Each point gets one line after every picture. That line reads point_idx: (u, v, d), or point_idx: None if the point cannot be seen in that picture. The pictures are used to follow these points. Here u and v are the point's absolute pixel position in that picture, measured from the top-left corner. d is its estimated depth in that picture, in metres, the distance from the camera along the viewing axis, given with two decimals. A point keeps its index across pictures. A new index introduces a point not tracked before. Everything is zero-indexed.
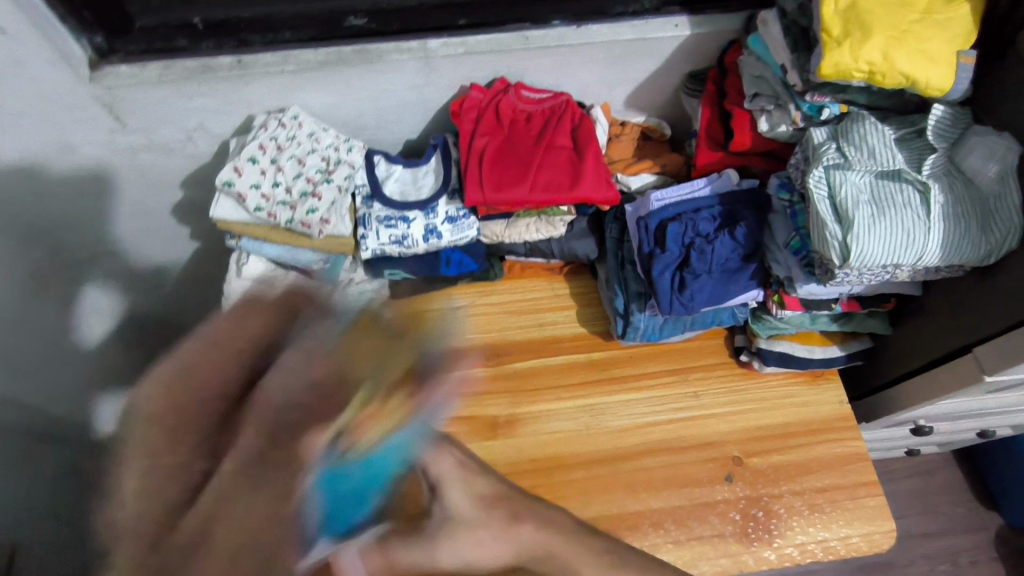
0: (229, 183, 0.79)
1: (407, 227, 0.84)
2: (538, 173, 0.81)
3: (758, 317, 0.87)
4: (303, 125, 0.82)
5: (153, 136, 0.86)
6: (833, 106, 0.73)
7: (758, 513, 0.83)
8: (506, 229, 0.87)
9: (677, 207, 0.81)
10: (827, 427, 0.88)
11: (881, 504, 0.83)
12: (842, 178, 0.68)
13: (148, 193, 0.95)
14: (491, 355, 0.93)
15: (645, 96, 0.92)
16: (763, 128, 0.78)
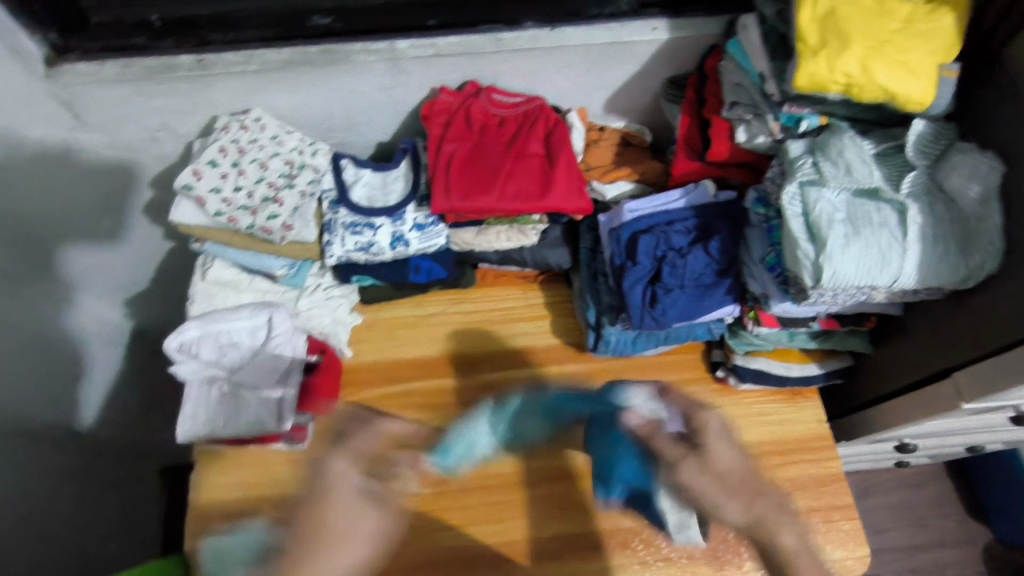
0: (187, 186, 0.77)
1: (373, 234, 0.82)
2: (507, 181, 0.78)
3: (734, 332, 0.84)
4: (266, 127, 0.81)
5: (116, 135, 0.83)
6: (812, 118, 0.69)
7: (729, 534, 0.81)
8: (476, 237, 0.84)
9: (651, 219, 0.79)
10: (803, 447, 0.86)
11: (855, 528, 0.81)
12: (817, 195, 0.65)
13: (115, 193, 0.92)
14: (462, 365, 0.91)
15: (624, 101, 0.89)
16: (741, 139, 0.75)
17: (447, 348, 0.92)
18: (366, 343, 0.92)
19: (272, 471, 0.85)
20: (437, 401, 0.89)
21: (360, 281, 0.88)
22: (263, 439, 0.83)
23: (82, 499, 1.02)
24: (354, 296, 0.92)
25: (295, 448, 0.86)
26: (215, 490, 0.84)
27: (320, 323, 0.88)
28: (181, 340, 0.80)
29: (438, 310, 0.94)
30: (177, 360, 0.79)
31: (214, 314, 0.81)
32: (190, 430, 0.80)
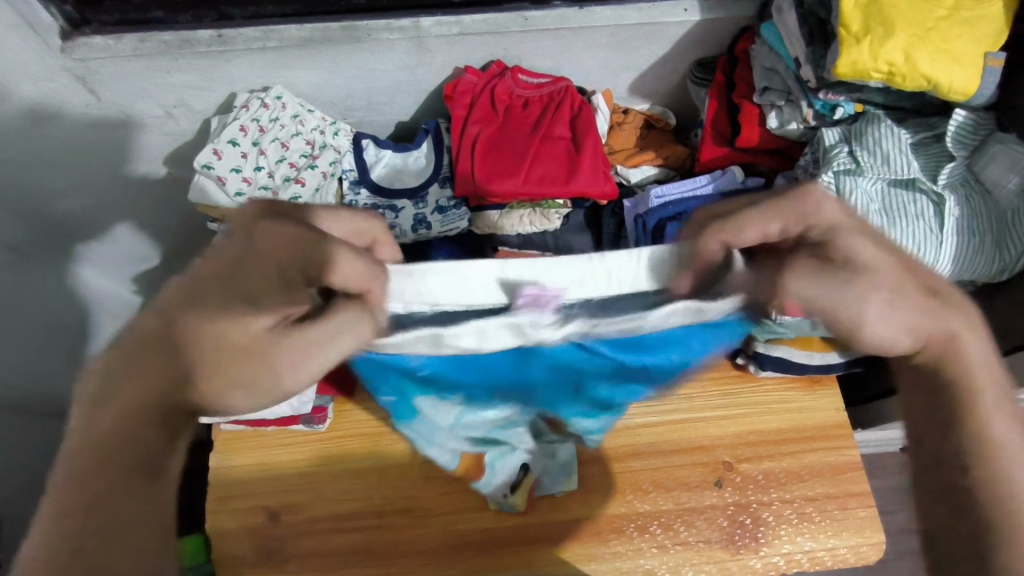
0: (208, 166, 0.74)
1: (395, 217, 0.82)
2: (533, 165, 0.77)
3: (759, 320, 0.83)
4: (286, 106, 0.78)
5: (131, 111, 0.81)
6: (848, 106, 0.68)
7: (746, 520, 0.81)
8: (500, 220, 0.80)
9: (678, 205, 0.78)
10: (821, 434, 0.86)
11: (872, 515, 0.82)
12: (852, 184, 0.64)
13: (128, 170, 0.91)
14: None
15: (650, 83, 0.87)
16: (772, 125, 0.74)
17: None
18: None
19: (290, 453, 0.84)
20: None
21: None
22: (283, 420, 0.84)
23: None
24: None
25: (314, 430, 0.85)
26: (236, 470, 0.83)
27: None
28: None
29: None
30: None
31: None
32: None
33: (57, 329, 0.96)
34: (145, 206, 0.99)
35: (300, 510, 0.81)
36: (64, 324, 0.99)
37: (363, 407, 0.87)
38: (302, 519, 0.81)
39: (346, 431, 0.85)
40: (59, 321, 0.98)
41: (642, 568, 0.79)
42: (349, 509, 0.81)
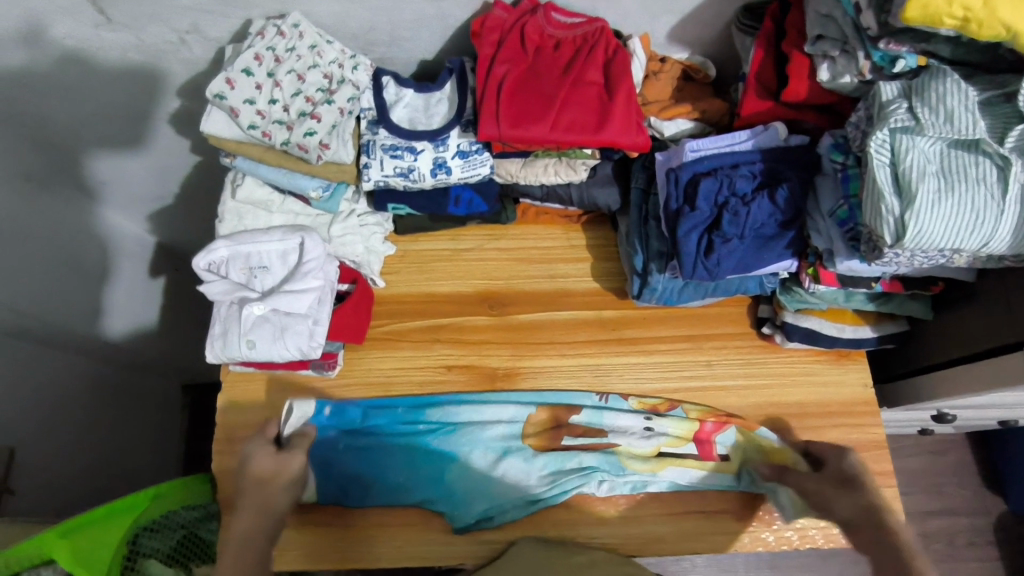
0: (220, 95, 0.70)
1: (413, 159, 0.77)
2: (562, 110, 0.72)
3: (787, 289, 0.80)
4: (304, 35, 0.73)
5: (144, 36, 0.79)
6: (910, 59, 0.62)
7: (761, 492, 0.79)
8: (522, 169, 0.79)
9: (715, 160, 0.73)
10: (846, 410, 0.83)
11: (891, 495, 0.79)
12: (909, 144, 0.59)
13: (143, 98, 0.89)
14: (496, 304, 0.87)
15: (692, 28, 0.81)
16: (823, 78, 0.68)
17: (485, 283, 0.88)
18: (400, 276, 0.89)
19: (297, 397, 0.83)
20: (467, 338, 0.86)
21: (396, 211, 0.84)
22: (292, 364, 0.81)
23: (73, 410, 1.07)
24: (389, 225, 0.88)
25: (325, 377, 0.83)
26: (244, 412, 0.82)
27: (353, 250, 0.84)
28: (209, 260, 0.80)
29: (475, 245, 0.90)
30: (208, 280, 0.80)
31: (246, 234, 0.80)
32: (219, 351, 0.77)
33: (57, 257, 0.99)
34: (160, 138, 0.97)
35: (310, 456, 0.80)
36: (62, 256, 1.00)
37: (374, 357, 0.85)
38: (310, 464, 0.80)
39: (358, 379, 0.84)
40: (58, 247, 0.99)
41: (651, 534, 0.77)
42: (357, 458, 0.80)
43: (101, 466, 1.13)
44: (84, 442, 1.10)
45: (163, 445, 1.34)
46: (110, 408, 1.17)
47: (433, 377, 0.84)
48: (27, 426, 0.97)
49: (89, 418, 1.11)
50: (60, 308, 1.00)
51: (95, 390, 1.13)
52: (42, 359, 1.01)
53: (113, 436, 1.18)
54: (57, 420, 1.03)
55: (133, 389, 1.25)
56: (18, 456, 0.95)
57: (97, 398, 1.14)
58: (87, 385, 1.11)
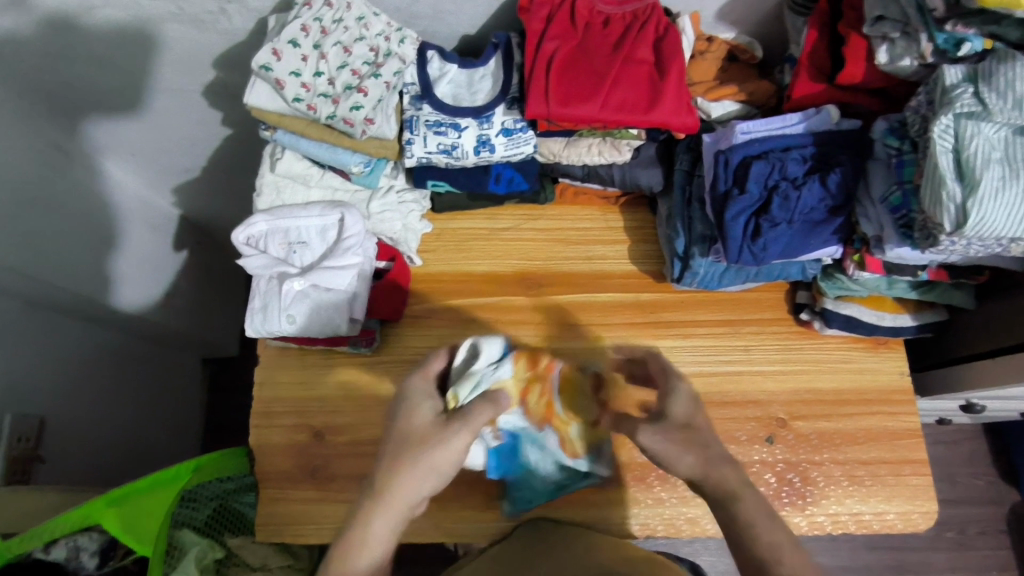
0: (266, 66, 0.69)
1: (457, 136, 0.76)
2: (613, 88, 0.71)
3: (829, 275, 0.79)
4: (351, 7, 0.72)
5: (184, 5, 0.77)
6: (976, 42, 0.61)
7: (794, 477, 0.79)
8: (565, 148, 0.78)
9: (765, 143, 0.72)
10: (881, 398, 0.83)
11: (924, 484, 0.80)
12: (974, 130, 0.58)
13: (179, 68, 0.88)
14: (532, 284, 0.87)
15: (742, 7, 0.79)
16: (881, 61, 0.67)
17: (520, 263, 0.88)
18: (436, 254, 0.88)
19: (334, 373, 0.83)
20: (503, 318, 0.85)
21: (435, 187, 0.83)
22: (330, 340, 0.81)
23: (97, 381, 1.08)
24: (426, 203, 0.87)
25: (361, 354, 0.83)
26: (281, 388, 0.82)
27: (391, 227, 0.84)
28: (249, 233, 0.80)
29: (512, 225, 0.89)
30: (247, 253, 0.79)
31: (286, 209, 0.80)
32: (259, 325, 0.77)
33: (84, 228, 0.99)
34: (193, 109, 0.97)
35: (347, 432, 0.80)
36: (90, 228, 1.00)
37: (411, 334, 0.85)
38: (346, 441, 0.80)
39: (393, 355, 0.84)
40: (84, 217, 0.99)
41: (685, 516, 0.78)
42: None
43: (125, 437, 1.15)
44: (109, 413, 1.11)
45: (185, 417, 1.35)
46: (133, 380, 1.18)
47: None
48: (55, 397, 0.98)
49: (115, 390, 1.12)
50: (91, 282, 0.99)
51: (120, 362, 1.14)
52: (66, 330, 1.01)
53: (137, 407, 1.19)
54: (81, 392, 1.04)
55: (156, 361, 1.25)
56: (48, 425, 0.97)
57: (121, 370, 1.14)
58: (112, 357, 1.12)
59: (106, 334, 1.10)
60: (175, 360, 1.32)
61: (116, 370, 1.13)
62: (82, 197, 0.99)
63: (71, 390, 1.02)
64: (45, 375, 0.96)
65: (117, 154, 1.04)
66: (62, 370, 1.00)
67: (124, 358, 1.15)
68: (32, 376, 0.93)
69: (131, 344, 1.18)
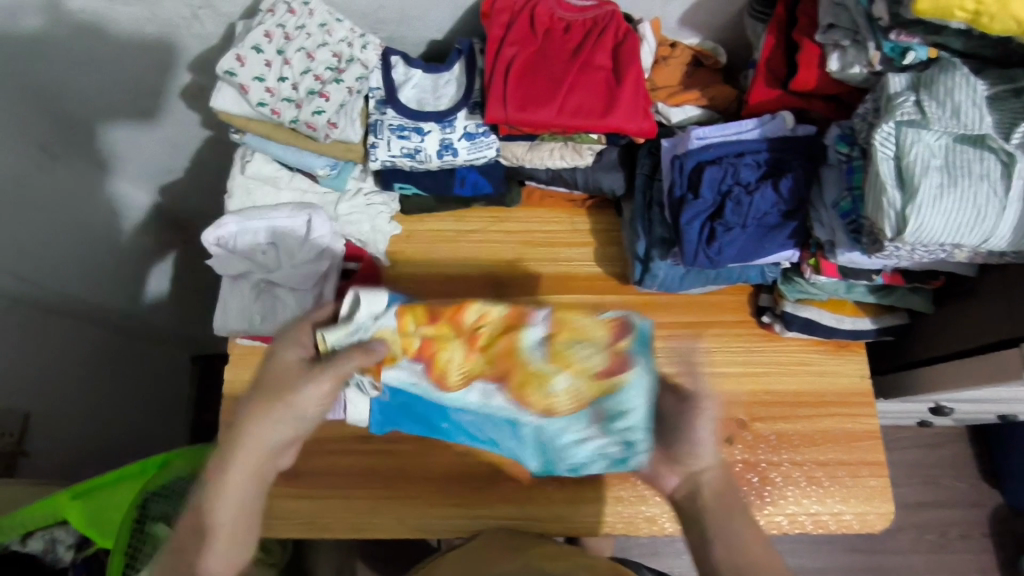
0: (230, 72, 0.71)
1: (420, 140, 0.77)
2: (569, 94, 0.72)
3: (789, 279, 0.80)
4: (314, 13, 0.74)
5: (156, 10, 0.79)
6: (920, 51, 0.62)
7: (753, 478, 0.80)
8: (528, 152, 0.79)
9: (719, 148, 0.73)
10: (841, 400, 0.83)
11: (882, 485, 0.80)
12: (915, 138, 0.59)
13: (155, 70, 0.90)
14: (499, 285, 0.88)
15: (703, 14, 0.80)
16: (833, 68, 0.68)
17: (487, 265, 0.89)
18: (405, 255, 0.90)
19: None
20: None
21: (402, 190, 0.85)
22: None
23: (83, 376, 1.10)
24: (395, 206, 0.88)
25: None
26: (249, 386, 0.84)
27: (358, 229, 0.85)
28: (219, 234, 0.80)
29: (480, 227, 0.91)
30: (216, 255, 0.81)
31: (256, 210, 0.81)
32: (227, 325, 0.79)
33: (68, 226, 1.01)
34: (172, 111, 0.99)
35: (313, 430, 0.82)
36: (75, 226, 1.02)
37: None
38: (314, 438, 0.82)
39: None
40: (68, 216, 1.01)
41: (644, 514, 0.79)
42: (360, 431, 0.82)
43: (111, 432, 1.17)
44: (95, 408, 1.13)
45: (171, 413, 1.37)
46: (119, 375, 1.20)
47: None
48: (40, 391, 1.00)
49: (100, 384, 1.14)
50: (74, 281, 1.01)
51: (106, 358, 1.16)
52: (53, 325, 1.03)
53: (123, 403, 1.21)
54: (66, 386, 1.06)
55: (142, 357, 1.28)
56: (33, 419, 0.99)
57: (107, 365, 1.16)
58: (99, 354, 1.14)
59: (92, 330, 1.12)
60: (161, 357, 1.34)
61: (102, 365, 1.15)
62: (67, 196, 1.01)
63: (56, 384, 1.04)
64: (30, 369, 0.98)
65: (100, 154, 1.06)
66: (48, 365, 1.02)
67: (111, 354, 1.17)
68: (19, 368, 0.96)
69: (119, 342, 1.20)
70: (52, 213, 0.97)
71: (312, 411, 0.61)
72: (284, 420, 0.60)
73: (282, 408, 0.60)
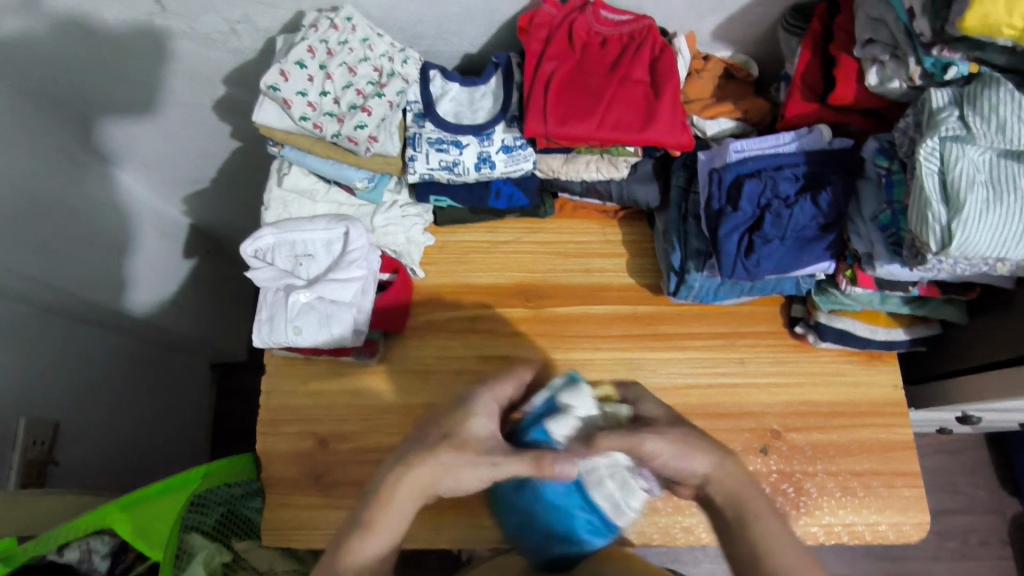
0: (274, 87, 0.72)
1: (458, 153, 0.78)
2: (609, 108, 0.73)
3: (823, 290, 0.81)
4: (356, 29, 0.74)
5: (195, 24, 0.80)
6: (961, 66, 0.62)
7: (788, 488, 0.81)
8: (564, 165, 0.81)
9: (758, 162, 0.73)
10: (875, 411, 0.84)
11: (917, 496, 0.81)
12: (959, 153, 0.60)
13: (190, 82, 0.90)
14: (533, 296, 0.89)
15: (737, 27, 0.81)
16: (872, 82, 0.69)
17: (520, 276, 0.90)
18: (439, 266, 0.90)
19: (336, 383, 0.85)
20: (505, 330, 0.87)
21: (437, 202, 0.86)
22: (335, 351, 0.83)
23: (108, 384, 1.11)
24: (429, 216, 0.89)
25: (365, 364, 0.85)
26: (287, 397, 0.84)
27: (394, 241, 0.86)
28: (256, 246, 0.82)
29: (513, 238, 0.91)
30: (255, 266, 0.82)
31: (292, 222, 0.82)
32: (266, 335, 0.79)
33: (97, 236, 1.01)
34: (202, 122, 0.99)
35: (350, 441, 0.82)
36: (105, 236, 1.03)
37: (414, 344, 0.87)
38: (351, 449, 0.82)
39: (396, 366, 0.86)
40: (97, 227, 1.02)
41: (680, 524, 0.80)
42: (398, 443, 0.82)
43: (137, 439, 1.18)
44: (121, 416, 1.14)
45: (194, 420, 1.38)
46: (143, 383, 1.20)
47: (469, 368, 0.86)
48: (68, 399, 1.01)
49: (125, 392, 1.15)
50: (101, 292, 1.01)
51: (132, 366, 1.17)
52: (78, 335, 1.04)
53: (147, 411, 1.22)
54: (92, 394, 1.07)
55: (166, 364, 1.28)
56: (62, 428, 0.99)
57: (132, 372, 1.17)
58: (125, 362, 1.15)
59: (117, 339, 1.13)
60: (184, 364, 1.35)
61: (127, 373, 1.16)
62: (96, 206, 1.02)
63: (83, 392, 1.04)
64: (58, 378, 0.99)
65: (130, 165, 1.07)
66: (74, 375, 1.02)
67: (135, 362, 1.18)
68: (45, 377, 0.96)
69: (143, 350, 1.20)
70: (81, 223, 0.98)
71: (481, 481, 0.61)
72: (456, 482, 0.60)
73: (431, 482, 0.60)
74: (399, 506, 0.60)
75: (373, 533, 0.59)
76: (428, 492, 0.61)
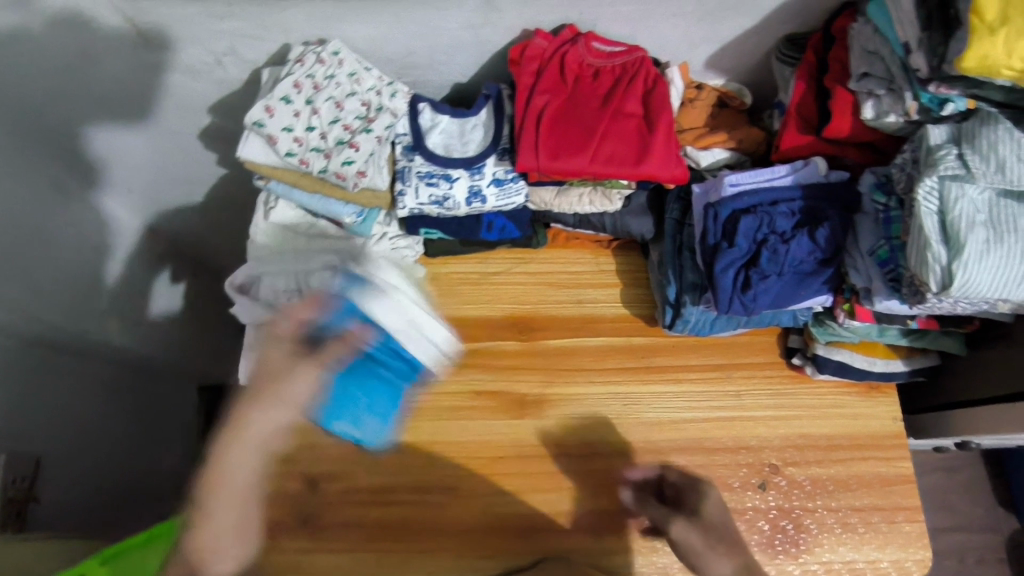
0: (259, 123, 0.71)
1: (449, 187, 0.76)
2: (602, 142, 0.72)
3: (820, 321, 0.80)
4: (343, 63, 0.73)
5: (179, 56, 0.78)
6: (959, 102, 0.61)
7: (788, 525, 0.79)
8: (556, 198, 0.79)
9: (753, 197, 0.72)
10: (874, 444, 0.83)
11: (918, 531, 0.79)
12: (958, 193, 0.59)
13: (175, 112, 0.89)
14: (525, 328, 0.87)
15: (731, 57, 0.80)
16: (867, 116, 0.68)
17: (512, 308, 0.88)
18: (430, 299, 0.89)
19: None
20: (498, 364, 0.86)
21: (428, 234, 0.84)
22: None
23: (93, 415, 1.08)
24: (419, 248, 0.88)
25: None
26: None
27: None
28: (244, 278, 0.80)
29: (505, 269, 0.90)
30: (240, 300, 0.80)
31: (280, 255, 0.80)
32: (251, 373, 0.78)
33: (81, 266, 0.99)
34: (189, 150, 0.97)
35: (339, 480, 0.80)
36: (90, 265, 1.01)
37: None
38: (341, 488, 0.80)
39: None
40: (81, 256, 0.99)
41: None
42: (390, 482, 0.81)
43: (123, 471, 1.15)
44: (105, 447, 1.11)
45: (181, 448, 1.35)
46: (129, 413, 1.17)
47: (461, 402, 0.84)
48: (52, 433, 0.98)
49: (111, 423, 1.12)
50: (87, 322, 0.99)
51: (117, 396, 1.14)
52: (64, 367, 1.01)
53: (133, 441, 1.19)
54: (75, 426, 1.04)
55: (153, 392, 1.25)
56: (45, 463, 0.97)
57: (117, 402, 1.14)
58: (109, 392, 1.12)
59: (102, 369, 1.10)
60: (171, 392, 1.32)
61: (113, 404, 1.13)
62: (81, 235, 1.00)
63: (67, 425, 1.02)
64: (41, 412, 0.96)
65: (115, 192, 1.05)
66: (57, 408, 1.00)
67: (120, 392, 1.15)
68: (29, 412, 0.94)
69: (130, 378, 1.18)
70: (65, 254, 0.96)
71: (297, 406, 0.64)
72: (278, 409, 0.63)
73: (252, 420, 0.62)
74: (244, 442, 0.62)
75: (221, 495, 0.60)
76: (266, 443, 0.63)
